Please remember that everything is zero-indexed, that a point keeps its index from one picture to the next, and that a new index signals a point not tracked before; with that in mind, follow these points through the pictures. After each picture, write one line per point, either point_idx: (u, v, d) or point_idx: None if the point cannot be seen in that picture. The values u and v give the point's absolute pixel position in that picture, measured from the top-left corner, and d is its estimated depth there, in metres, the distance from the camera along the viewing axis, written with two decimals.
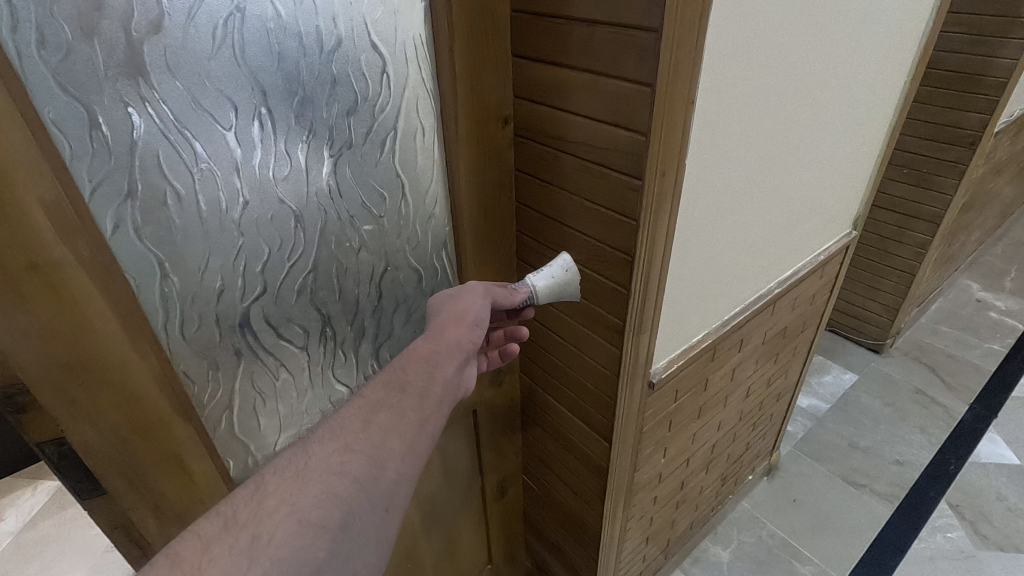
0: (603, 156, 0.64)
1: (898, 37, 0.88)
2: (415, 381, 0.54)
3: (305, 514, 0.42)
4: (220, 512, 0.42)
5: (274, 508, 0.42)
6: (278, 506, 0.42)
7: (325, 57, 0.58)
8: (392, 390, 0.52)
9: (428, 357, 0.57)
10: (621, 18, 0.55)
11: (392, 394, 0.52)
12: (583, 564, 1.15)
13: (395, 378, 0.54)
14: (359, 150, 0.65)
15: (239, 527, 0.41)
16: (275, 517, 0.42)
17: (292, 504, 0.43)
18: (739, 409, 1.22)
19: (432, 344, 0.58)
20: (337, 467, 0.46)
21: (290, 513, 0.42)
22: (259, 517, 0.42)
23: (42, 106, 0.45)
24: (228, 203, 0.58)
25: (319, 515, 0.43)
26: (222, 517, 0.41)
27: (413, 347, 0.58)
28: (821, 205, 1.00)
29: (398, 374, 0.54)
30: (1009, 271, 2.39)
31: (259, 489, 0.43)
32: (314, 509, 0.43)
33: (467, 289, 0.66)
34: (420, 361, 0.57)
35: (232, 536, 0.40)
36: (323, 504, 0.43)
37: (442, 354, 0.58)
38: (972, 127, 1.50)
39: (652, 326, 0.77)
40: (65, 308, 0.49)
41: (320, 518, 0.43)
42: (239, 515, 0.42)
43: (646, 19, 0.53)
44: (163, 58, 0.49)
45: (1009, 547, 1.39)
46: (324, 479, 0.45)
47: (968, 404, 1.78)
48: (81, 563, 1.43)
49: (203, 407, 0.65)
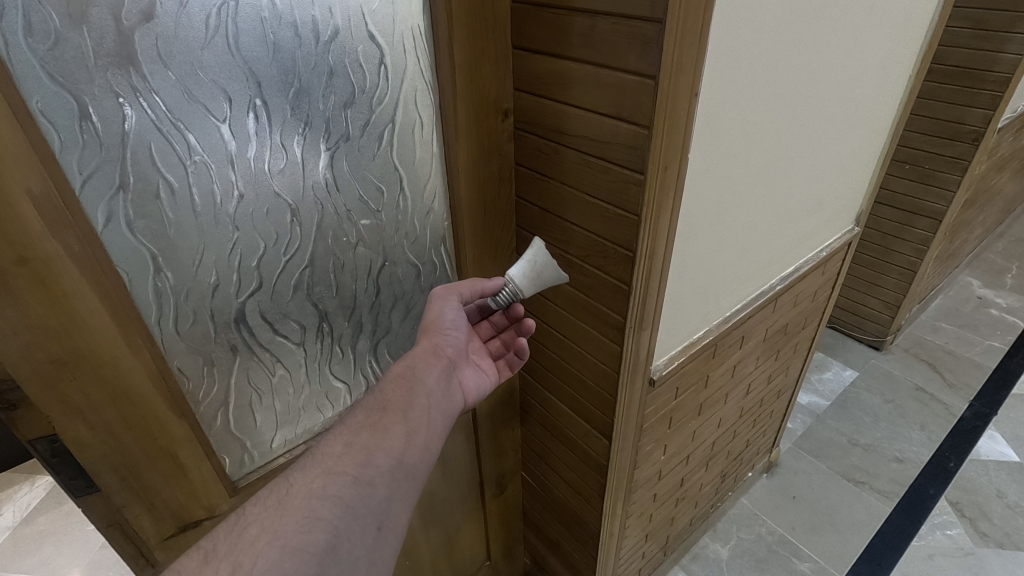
0: (604, 150, 0.63)
1: (905, 32, 0.87)
2: (395, 398, 0.61)
3: (287, 540, 0.47)
4: (201, 546, 0.46)
5: (257, 537, 0.47)
6: (259, 535, 0.47)
7: (322, 48, 0.57)
8: (374, 412, 0.59)
9: (407, 374, 0.65)
10: (620, 18, 0.54)
11: (375, 414, 0.59)
12: (581, 561, 1.15)
13: (377, 401, 0.61)
14: (356, 143, 0.64)
15: (219, 558, 0.45)
16: (257, 544, 0.46)
17: (274, 532, 0.47)
18: (739, 406, 1.21)
19: (408, 362, 0.66)
20: (320, 491, 0.51)
21: (273, 541, 0.46)
22: (241, 547, 0.46)
23: (29, 93, 0.44)
24: (222, 196, 0.57)
25: (302, 539, 0.47)
26: (203, 552, 0.45)
27: (391, 369, 0.66)
28: (822, 202, 0.99)
29: (380, 398, 0.61)
30: (1009, 268, 2.38)
31: (240, 521, 0.48)
32: (298, 534, 0.48)
33: (434, 296, 0.71)
34: (400, 378, 0.64)
35: (214, 568, 0.44)
36: (306, 528, 0.48)
37: (420, 367, 0.66)
38: (976, 122, 1.49)
39: (652, 323, 0.76)
40: (55, 302, 0.48)
41: (303, 542, 0.47)
42: (219, 549, 0.46)
43: (649, 15, 0.52)
44: (154, 48, 0.48)
45: (1007, 545, 1.39)
46: (307, 505, 0.50)
47: (968, 402, 1.77)
48: (79, 558, 1.43)
49: (198, 404, 0.64)
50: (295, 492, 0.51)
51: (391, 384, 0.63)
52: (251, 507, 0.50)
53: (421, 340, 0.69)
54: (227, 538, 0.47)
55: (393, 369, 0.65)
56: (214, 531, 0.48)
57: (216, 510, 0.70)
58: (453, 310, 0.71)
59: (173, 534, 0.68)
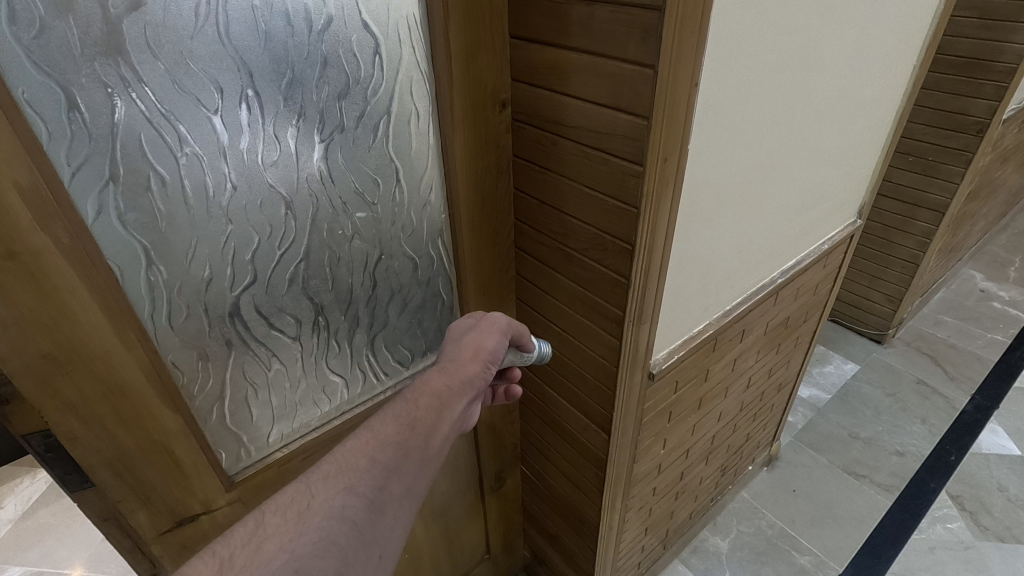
0: (603, 141, 0.62)
1: (907, 24, 0.86)
2: (424, 418, 0.60)
3: (302, 563, 0.47)
4: (215, 553, 0.45)
5: (273, 554, 0.46)
6: (277, 553, 0.46)
7: (314, 38, 0.56)
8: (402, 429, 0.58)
9: (440, 395, 0.63)
10: (624, 15, 0.54)
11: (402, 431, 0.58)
12: (581, 555, 1.14)
13: (407, 415, 0.59)
14: (352, 134, 0.63)
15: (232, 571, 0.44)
16: (271, 564, 0.46)
17: (290, 552, 0.47)
18: (739, 400, 1.20)
19: (446, 379, 0.65)
20: (339, 511, 0.51)
21: (287, 562, 0.46)
22: (254, 561, 0.45)
23: (14, 83, 0.43)
24: (216, 188, 0.56)
25: (315, 564, 0.47)
26: (216, 560, 0.45)
27: (428, 381, 0.64)
28: (824, 194, 0.97)
29: (411, 412, 0.60)
30: (1013, 261, 2.37)
31: (259, 529, 0.48)
32: (312, 558, 0.47)
33: (490, 321, 0.72)
34: (431, 396, 0.63)
35: None
36: (320, 553, 0.48)
37: (454, 391, 0.64)
38: (979, 114, 1.47)
39: (652, 316, 0.75)
40: (45, 297, 0.48)
41: (317, 567, 0.47)
42: (235, 560, 0.45)
43: (655, 12, 0.51)
44: (143, 37, 0.47)
45: (1008, 538, 1.38)
46: (324, 526, 0.49)
47: (969, 396, 1.77)
48: (80, 551, 1.43)
49: (192, 399, 0.64)
50: (315, 507, 0.50)
51: (417, 396, 0.62)
52: (269, 515, 0.49)
53: (468, 361, 0.68)
54: (243, 551, 0.46)
55: (428, 381, 0.64)
56: (230, 537, 0.47)
57: (213, 505, 0.70)
58: (494, 339, 0.71)
59: (170, 528, 0.67)
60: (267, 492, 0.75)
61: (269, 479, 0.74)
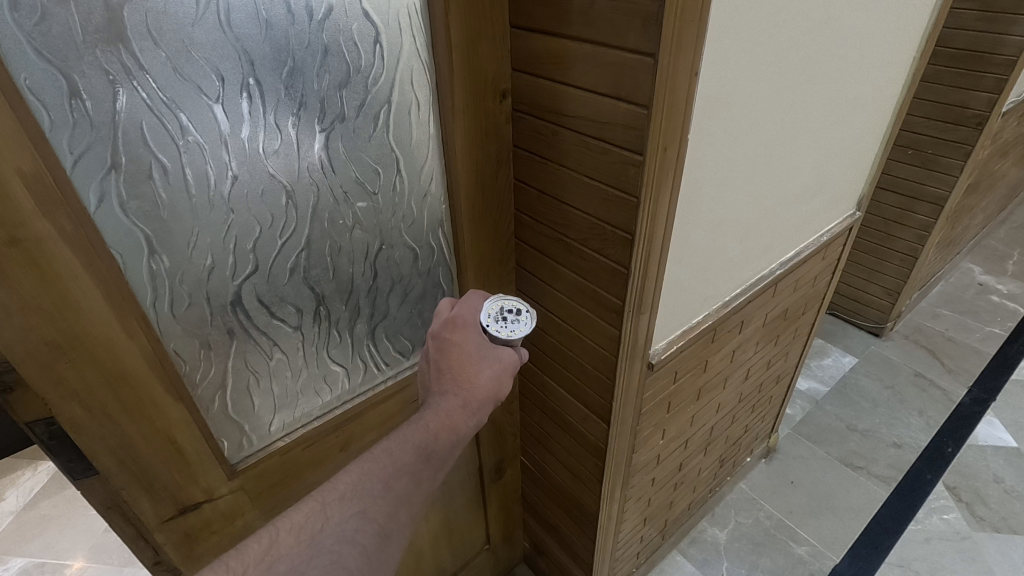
0: (603, 131, 0.63)
1: (909, 14, 0.85)
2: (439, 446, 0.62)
3: None
4: None
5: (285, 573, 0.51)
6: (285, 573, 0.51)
7: (315, 27, 0.56)
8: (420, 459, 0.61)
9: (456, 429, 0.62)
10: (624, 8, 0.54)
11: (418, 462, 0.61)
12: (580, 545, 1.15)
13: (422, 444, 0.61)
14: (352, 124, 0.63)
15: None
16: None
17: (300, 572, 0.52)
18: (738, 391, 1.21)
19: (463, 404, 0.63)
20: (350, 535, 0.56)
21: None
22: None
23: (16, 71, 0.43)
24: (217, 178, 0.56)
25: None
26: None
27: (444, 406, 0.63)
28: (824, 184, 0.97)
29: (428, 442, 0.61)
30: (1010, 255, 2.38)
31: (272, 546, 0.52)
32: None
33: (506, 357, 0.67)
34: (445, 425, 0.62)
35: None
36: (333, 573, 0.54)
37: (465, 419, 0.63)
38: (979, 107, 1.47)
39: (652, 305, 0.75)
40: (49, 284, 0.48)
41: None
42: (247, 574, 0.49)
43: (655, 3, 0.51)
44: (144, 24, 0.47)
45: (1004, 529, 1.40)
46: (335, 548, 0.55)
47: (967, 388, 1.78)
48: (81, 542, 1.44)
49: (195, 387, 0.64)
50: (328, 530, 0.55)
51: (435, 424, 0.62)
52: (282, 533, 0.53)
53: (482, 388, 0.64)
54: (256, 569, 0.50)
55: (448, 412, 0.63)
56: (244, 554, 0.50)
57: (215, 493, 0.70)
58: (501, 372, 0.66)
59: (173, 516, 0.68)
60: (268, 481, 0.75)
61: (270, 468, 0.75)
